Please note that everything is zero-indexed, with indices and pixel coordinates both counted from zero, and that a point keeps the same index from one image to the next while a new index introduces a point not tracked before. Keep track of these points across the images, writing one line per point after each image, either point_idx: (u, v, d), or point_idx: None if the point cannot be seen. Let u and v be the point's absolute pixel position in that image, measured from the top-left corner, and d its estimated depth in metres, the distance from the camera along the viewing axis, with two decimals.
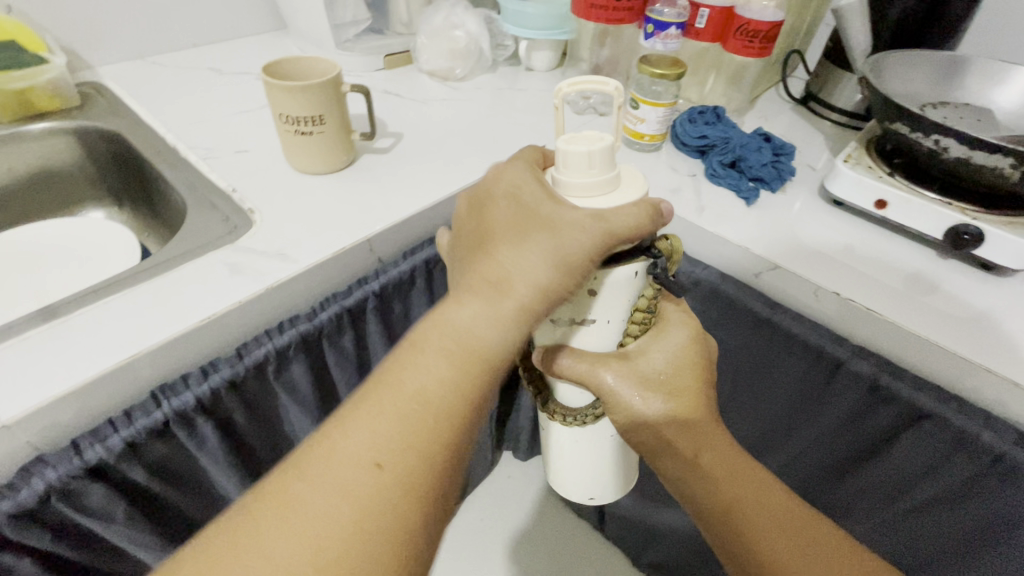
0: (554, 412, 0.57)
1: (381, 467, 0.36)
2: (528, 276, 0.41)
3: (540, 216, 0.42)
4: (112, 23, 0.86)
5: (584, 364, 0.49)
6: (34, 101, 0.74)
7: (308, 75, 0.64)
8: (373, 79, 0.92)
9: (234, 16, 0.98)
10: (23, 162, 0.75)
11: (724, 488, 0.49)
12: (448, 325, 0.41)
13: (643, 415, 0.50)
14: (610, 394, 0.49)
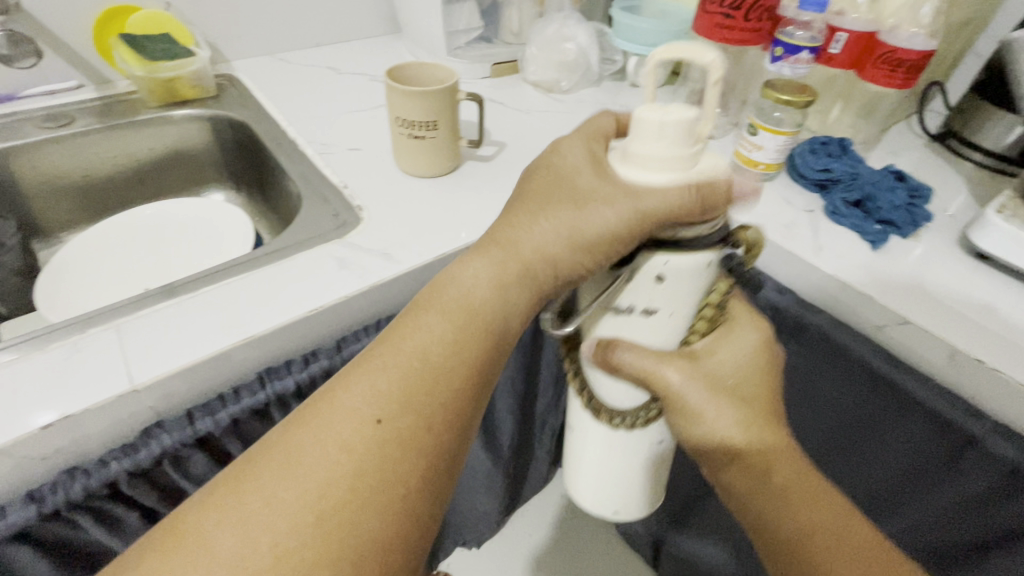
0: (597, 410, 0.50)
1: (382, 422, 0.35)
2: (538, 244, 0.41)
3: (574, 189, 0.42)
4: (251, 21, 0.93)
5: (647, 360, 0.43)
6: (178, 89, 0.81)
7: (427, 81, 0.65)
8: (478, 86, 0.93)
9: (355, 19, 1.03)
10: (163, 143, 0.82)
11: (801, 526, 0.41)
12: (457, 287, 0.41)
13: (710, 428, 0.44)
14: (676, 403, 0.43)
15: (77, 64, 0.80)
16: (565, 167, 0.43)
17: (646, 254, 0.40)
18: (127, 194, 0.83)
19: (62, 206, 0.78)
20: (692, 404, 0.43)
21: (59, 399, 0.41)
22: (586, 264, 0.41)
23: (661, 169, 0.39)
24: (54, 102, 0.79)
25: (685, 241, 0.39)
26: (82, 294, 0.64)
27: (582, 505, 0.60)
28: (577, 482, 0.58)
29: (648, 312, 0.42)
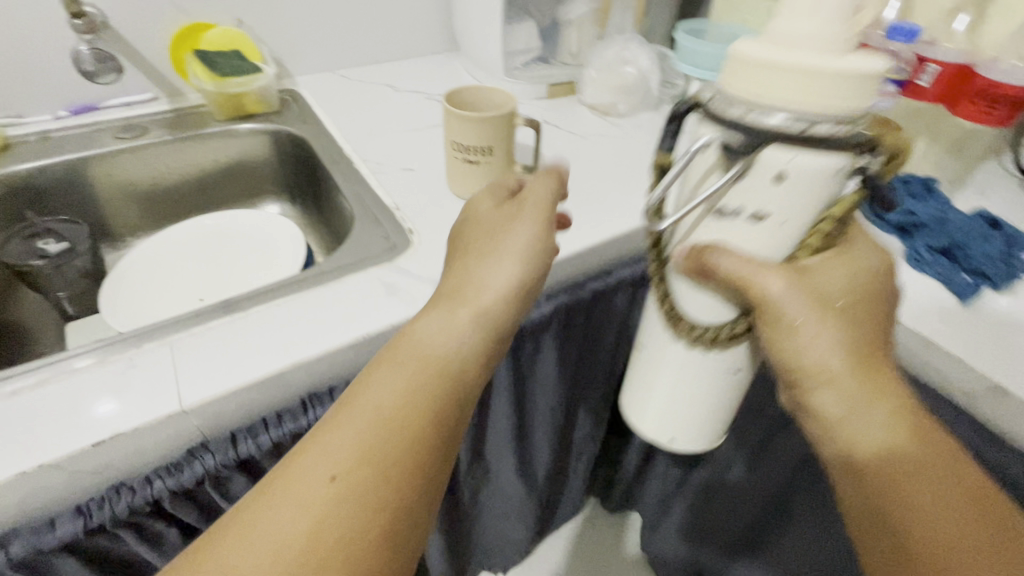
0: (677, 319, 0.48)
1: (336, 480, 0.37)
2: (480, 283, 0.46)
3: (494, 227, 0.49)
4: (316, 39, 0.95)
5: (747, 264, 0.40)
6: (244, 104, 0.83)
7: (485, 105, 0.64)
8: (533, 107, 0.92)
9: (416, 37, 1.04)
10: (226, 156, 0.85)
11: (897, 468, 0.40)
12: (414, 340, 0.43)
13: (807, 348, 0.41)
14: (771, 321, 0.41)
15: (153, 78, 0.84)
16: (487, 214, 0.50)
17: (765, 152, 0.36)
18: (189, 203, 0.86)
19: (130, 212, 0.82)
20: (790, 319, 0.41)
21: (113, 414, 0.42)
22: (525, 282, 0.47)
23: (814, 50, 0.33)
24: (129, 113, 0.83)
25: (818, 142, 0.34)
26: (140, 302, 0.66)
27: (638, 434, 0.58)
28: (639, 403, 0.56)
29: (754, 217, 0.39)
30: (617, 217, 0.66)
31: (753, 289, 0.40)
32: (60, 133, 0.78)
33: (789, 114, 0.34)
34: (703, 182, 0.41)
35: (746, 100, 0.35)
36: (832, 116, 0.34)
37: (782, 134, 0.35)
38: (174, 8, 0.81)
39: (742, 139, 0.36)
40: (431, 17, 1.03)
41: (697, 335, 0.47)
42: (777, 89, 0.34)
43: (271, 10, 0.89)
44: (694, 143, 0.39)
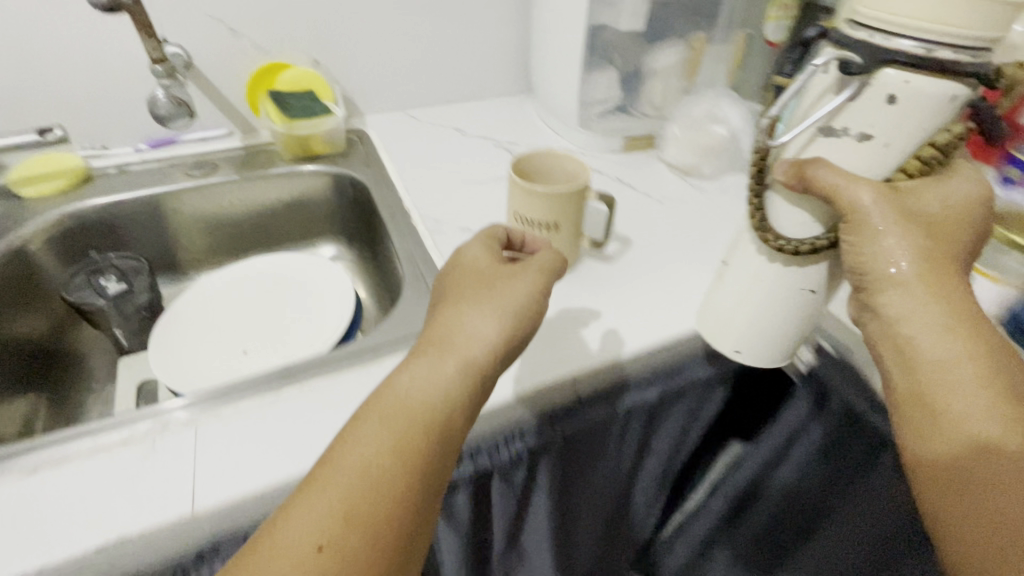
0: (764, 233, 0.45)
1: (323, 549, 0.34)
2: (473, 334, 0.45)
3: (489, 282, 0.48)
4: (389, 79, 0.93)
5: (840, 176, 0.39)
6: (311, 146, 0.83)
7: (554, 174, 0.60)
8: (606, 163, 0.85)
9: (490, 78, 1.01)
10: (289, 195, 0.83)
11: (949, 379, 0.39)
12: (395, 390, 0.41)
13: (888, 260, 0.40)
14: (862, 231, 0.39)
15: (229, 113, 0.85)
16: (485, 268, 0.50)
17: (883, 72, 0.36)
18: (250, 239, 0.85)
19: (192, 247, 0.82)
20: (875, 228, 0.39)
21: (126, 512, 0.39)
22: (519, 335, 0.46)
23: None
24: (204, 148, 0.84)
25: (943, 66, 0.34)
26: (187, 349, 0.65)
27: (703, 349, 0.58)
28: (706, 312, 0.55)
29: (858, 137, 0.39)
30: (693, 310, 0.59)
31: (843, 199, 0.39)
32: (137, 167, 0.79)
33: (921, 43, 0.34)
34: (817, 103, 0.40)
35: (879, 24, 0.35)
36: (962, 40, 0.34)
37: (909, 58, 0.35)
38: (255, 48, 0.81)
39: (861, 61, 0.36)
40: (507, 59, 0.99)
41: (777, 246, 0.44)
42: (911, 10, 0.34)
43: (347, 50, 0.88)
44: (813, 61, 0.38)
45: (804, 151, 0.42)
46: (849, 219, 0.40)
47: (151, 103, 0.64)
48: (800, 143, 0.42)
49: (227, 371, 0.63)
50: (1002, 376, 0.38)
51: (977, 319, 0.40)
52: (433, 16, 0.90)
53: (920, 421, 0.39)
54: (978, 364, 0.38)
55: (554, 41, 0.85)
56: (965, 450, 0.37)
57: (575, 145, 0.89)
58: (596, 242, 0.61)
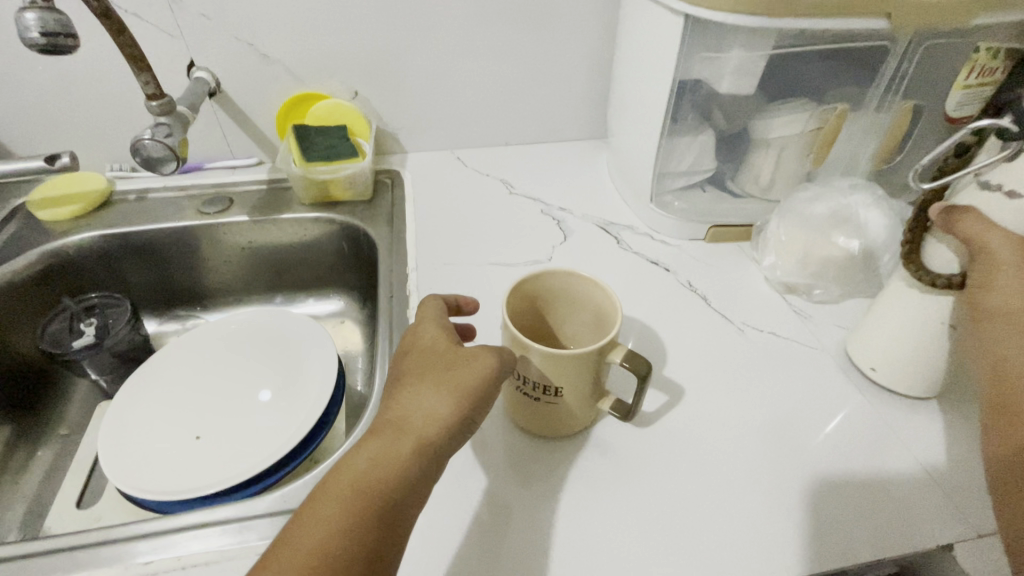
0: (908, 258, 0.46)
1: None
2: (425, 415, 0.38)
3: (442, 357, 0.41)
4: (439, 114, 0.80)
5: (980, 223, 0.40)
6: (331, 190, 0.72)
7: (578, 301, 0.46)
8: (678, 254, 0.65)
9: (561, 118, 0.83)
10: (302, 240, 0.74)
11: None
12: (349, 471, 0.36)
13: (1001, 296, 0.39)
14: (992, 268, 0.39)
15: (259, 142, 0.77)
16: (438, 335, 0.42)
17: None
18: (261, 282, 0.77)
19: (197, 285, 0.75)
20: (1000, 268, 0.39)
21: None
22: (476, 411, 0.39)
23: None
24: (228, 177, 0.77)
25: None
26: (139, 423, 0.58)
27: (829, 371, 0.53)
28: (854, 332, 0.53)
29: (1008, 195, 0.40)
30: (731, 546, 0.41)
31: (978, 241, 0.40)
32: (157, 193, 0.74)
33: None
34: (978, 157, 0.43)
35: None
36: None
37: None
38: (289, 75, 0.73)
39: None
40: (581, 99, 0.82)
41: (916, 276, 0.45)
42: None
43: (392, 82, 0.76)
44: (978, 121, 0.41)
45: (961, 197, 0.43)
46: (977, 256, 0.40)
47: (138, 145, 0.55)
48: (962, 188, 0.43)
49: (170, 460, 0.55)
50: None
51: None
52: (496, 47, 0.75)
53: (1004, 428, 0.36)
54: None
55: (634, 90, 0.66)
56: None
57: (643, 223, 0.70)
58: (621, 407, 0.45)
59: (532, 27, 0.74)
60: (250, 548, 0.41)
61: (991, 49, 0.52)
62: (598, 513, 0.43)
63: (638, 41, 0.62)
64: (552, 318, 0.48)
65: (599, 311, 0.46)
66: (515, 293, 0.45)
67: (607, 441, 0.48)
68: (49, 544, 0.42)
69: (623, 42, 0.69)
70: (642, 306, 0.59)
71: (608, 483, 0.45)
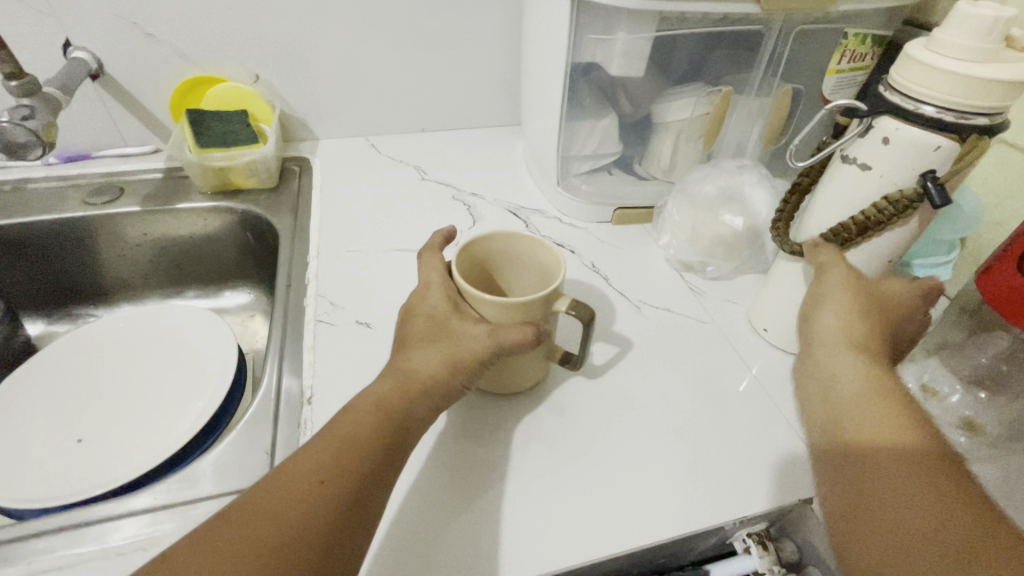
0: (776, 223, 0.50)
1: (325, 485, 0.32)
2: (426, 367, 0.39)
3: (441, 317, 0.41)
4: (349, 100, 0.78)
5: (822, 253, 0.45)
6: (231, 177, 0.69)
7: (525, 260, 0.47)
8: (585, 236, 0.66)
9: (476, 105, 0.83)
10: (203, 231, 0.70)
11: (844, 382, 0.37)
12: (365, 401, 0.37)
13: (821, 307, 0.42)
14: (818, 287, 0.44)
15: (153, 128, 0.73)
16: (441, 288, 0.43)
17: (882, 119, 0.40)
18: (161, 276, 0.73)
19: (87, 280, 0.71)
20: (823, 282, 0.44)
21: None
22: (474, 372, 0.40)
23: (963, 57, 0.35)
24: (120, 165, 0.72)
25: (934, 125, 0.37)
26: (13, 430, 0.54)
27: (730, 331, 0.56)
28: (754, 300, 0.56)
29: (860, 167, 0.42)
30: (607, 514, 0.42)
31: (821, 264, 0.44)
32: (38, 183, 0.69)
33: (937, 108, 0.36)
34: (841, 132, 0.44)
35: (896, 86, 0.38)
36: (961, 112, 0.36)
37: (901, 114, 0.38)
38: (180, 57, 0.69)
39: (869, 107, 0.41)
40: (496, 85, 0.81)
41: (778, 242, 0.49)
42: (921, 84, 0.37)
43: (296, 65, 0.73)
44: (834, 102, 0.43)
45: (829, 172, 0.45)
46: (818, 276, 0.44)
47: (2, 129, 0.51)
48: (829, 164, 0.45)
49: (47, 466, 0.51)
50: (892, 392, 0.35)
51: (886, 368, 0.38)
52: (403, 30, 0.73)
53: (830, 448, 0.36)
54: (876, 381, 0.36)
55: (536, 74, 0.66)
56: (864, 448, 0.33)
57: (553, 207, 0.71)
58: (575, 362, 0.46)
59: (440, 11, 0.73)
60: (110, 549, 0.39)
61: (858, 35, 0.55)
62: (482, 491, 0.42)
63: (537, 24, 0.63)
64: (499, 280, 0.49)
65: (546, 269, 0.46)
66: (463, 256, 0.45)
67: (500, 418, 0.47)
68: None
69: (527, 26, 0.69)
70: None
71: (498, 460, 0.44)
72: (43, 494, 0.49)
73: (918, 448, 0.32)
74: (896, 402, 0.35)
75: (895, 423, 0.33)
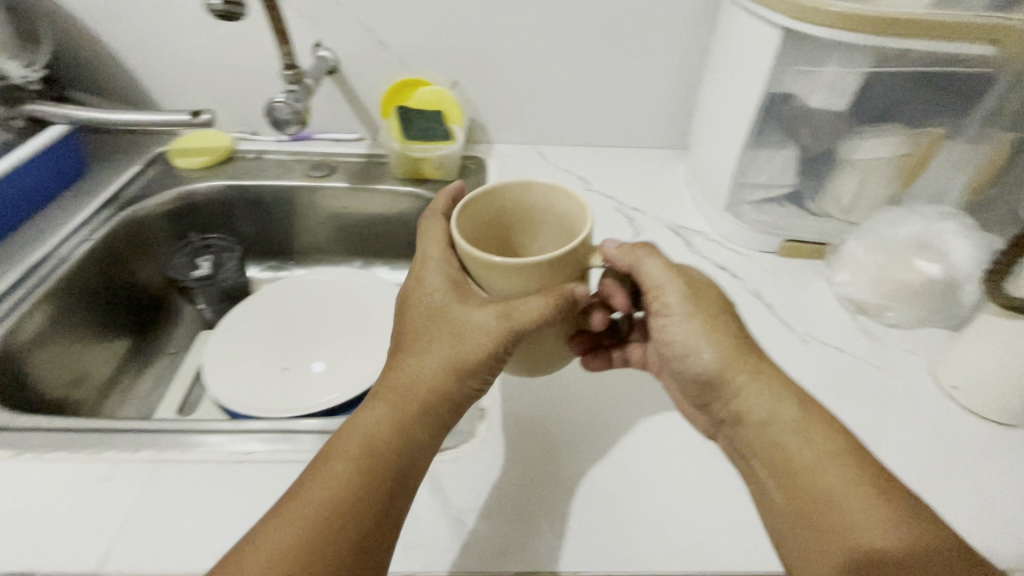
0: (991, 277, 0.46)
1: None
2: (428, 382, 0.40)
3: (437, 323, 0.42)
4: (527, 111, 0.85)
5: (654, 271, 0.43)
6: (423, 168, 0.78)
7: (539, 214, 0.46)
8: (748, 263, 0.66)
9: (642, 126, 0.86)
10: (390, 211, 0.80)
11: (732, 391, 0.41)
12: (356, 432, 0.38)
13: (669, 327, 0.44)
14: (660, 310, 0.44)
15: (362, 120, 0.85)
16: (439, 275, 0.42)
17: None
18: (346, 245, 0.84)
19: (294, 241, 0.83)
20: (661, 300, 0.44)
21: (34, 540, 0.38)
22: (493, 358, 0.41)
23: None
24: (333, 148, 0.84)
25: None
26: (237, 351, 0.66)
27: (912, 383, 0.53)
28: (942, 356, 0.53)
29: None
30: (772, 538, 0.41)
31: (649, 288, 0.44)
32: (271, 154, 0.83)
33: None
34: None
35: None
36: None
37: None
38: (398, 62, 0.80)
39: None
40: (665, 109, 0.84)
41: (996, 297, 0.45)
42: None
43: (490, 76, 0.81)
44: None
45: None
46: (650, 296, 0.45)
47: (270, 108, 0.64)
48: None
49: (264, 386, 0.62)
50: (760, 376, 0.41)
51: (748, 351, 0.42)
52: (590, 51, 0.79)
53: (775, 487, 0.38)
54: (748, 369, 0.41)
55: (721, 101, 0.68)
56: (769, 448, 0.40)
57: (715, 231, 0.71)
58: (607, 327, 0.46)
59: (627, 35, 0.77)
60: None
61: None
62: None
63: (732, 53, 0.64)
64: (518, 242, 0.48)
65: (567, 212, 0.44)
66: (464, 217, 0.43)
67: None
68: (150, 425, 0.46)
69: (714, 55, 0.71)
70: None
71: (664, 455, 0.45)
72: (257, 407, 0.59)
73: (806, 429, 0.39)
74: (770, 386, 0.41)
75: (793, 423, 0.39)
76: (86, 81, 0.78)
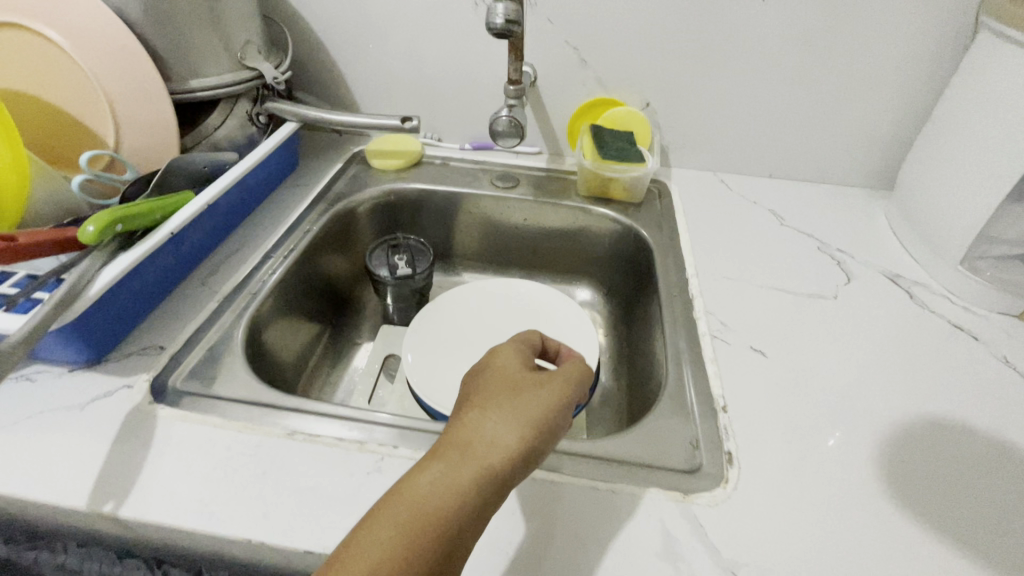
0: None
1: None
2: (494, 441, 0.37)
3: (511, 386, 0.41)
4: (715, 138, 0.83)
5: None
6: (611, 189, 0.78)
7: None
8: (985, 324, 0.60)
9: (837, 160, 0.82)
10: (570, 228, 0.81)
11: None
12: (410, 494, 0.34)
13: None
14: None
15: (548, 136, 0.87)
16: (503, 360, 0.45)
17: None
18: (518, 257, 0.86)
19: (468, 246, 0.86)
20: None
21: (324, 518, 0.40)
22: (536, 450, 0.38)
23: None
24: (514, 160, 0.86)
25: None
26: (433, 350, 0.67)
27: None
28: None
29: None
30: None
31: None
32: (457, 162, 0.86)
33: None
34: None
35: None
36: None
37: None
38: (595, 81, 0.80)
39: None
40: (867, 146, 0.80)
41: None
42: None
43: (684, 101, 0.80)
44: None
45: None
46: None
47: (494, 119, 0.66)
48: None
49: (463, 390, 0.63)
50: None
51: None
52: (797, 82, 0.76)
53: None
54: None
55: (970, 143, 0.62)
56: None
57: (939, 284, 0.66)
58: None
59: (849, 65, 0.73)
60: (575, 479, 0.44)
61: None
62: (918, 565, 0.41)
63: (996, 94, 0.59)
64: None
65: None
66: None
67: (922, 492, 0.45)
68: (402, 419, 0.47)
69: (959, 93, 0.66)
70: (948, 365, 0.55)
71: (946, 536, 0.40)
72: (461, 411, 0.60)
73: None
74: None
75: None
76: (307, 80, 0.84)
